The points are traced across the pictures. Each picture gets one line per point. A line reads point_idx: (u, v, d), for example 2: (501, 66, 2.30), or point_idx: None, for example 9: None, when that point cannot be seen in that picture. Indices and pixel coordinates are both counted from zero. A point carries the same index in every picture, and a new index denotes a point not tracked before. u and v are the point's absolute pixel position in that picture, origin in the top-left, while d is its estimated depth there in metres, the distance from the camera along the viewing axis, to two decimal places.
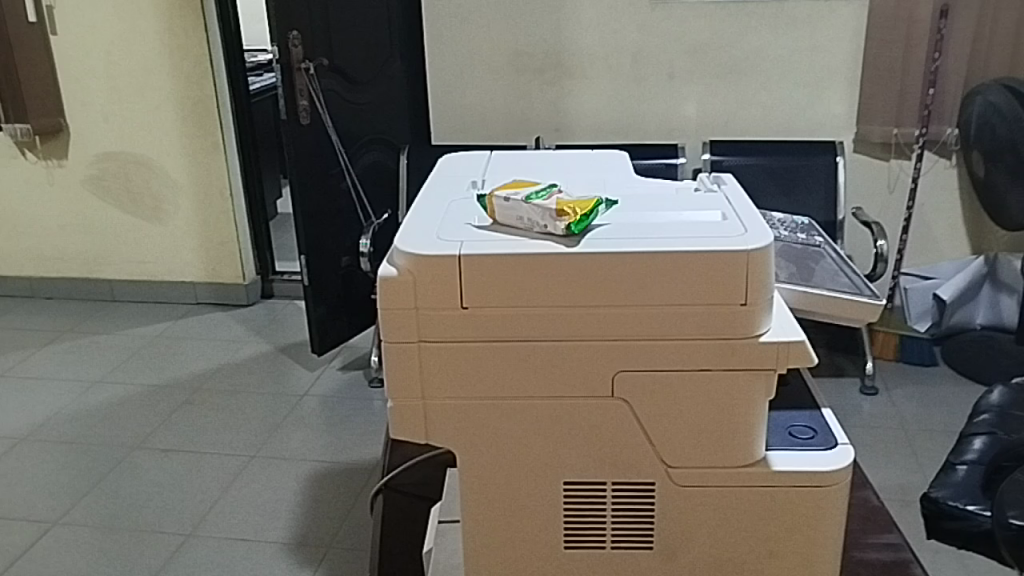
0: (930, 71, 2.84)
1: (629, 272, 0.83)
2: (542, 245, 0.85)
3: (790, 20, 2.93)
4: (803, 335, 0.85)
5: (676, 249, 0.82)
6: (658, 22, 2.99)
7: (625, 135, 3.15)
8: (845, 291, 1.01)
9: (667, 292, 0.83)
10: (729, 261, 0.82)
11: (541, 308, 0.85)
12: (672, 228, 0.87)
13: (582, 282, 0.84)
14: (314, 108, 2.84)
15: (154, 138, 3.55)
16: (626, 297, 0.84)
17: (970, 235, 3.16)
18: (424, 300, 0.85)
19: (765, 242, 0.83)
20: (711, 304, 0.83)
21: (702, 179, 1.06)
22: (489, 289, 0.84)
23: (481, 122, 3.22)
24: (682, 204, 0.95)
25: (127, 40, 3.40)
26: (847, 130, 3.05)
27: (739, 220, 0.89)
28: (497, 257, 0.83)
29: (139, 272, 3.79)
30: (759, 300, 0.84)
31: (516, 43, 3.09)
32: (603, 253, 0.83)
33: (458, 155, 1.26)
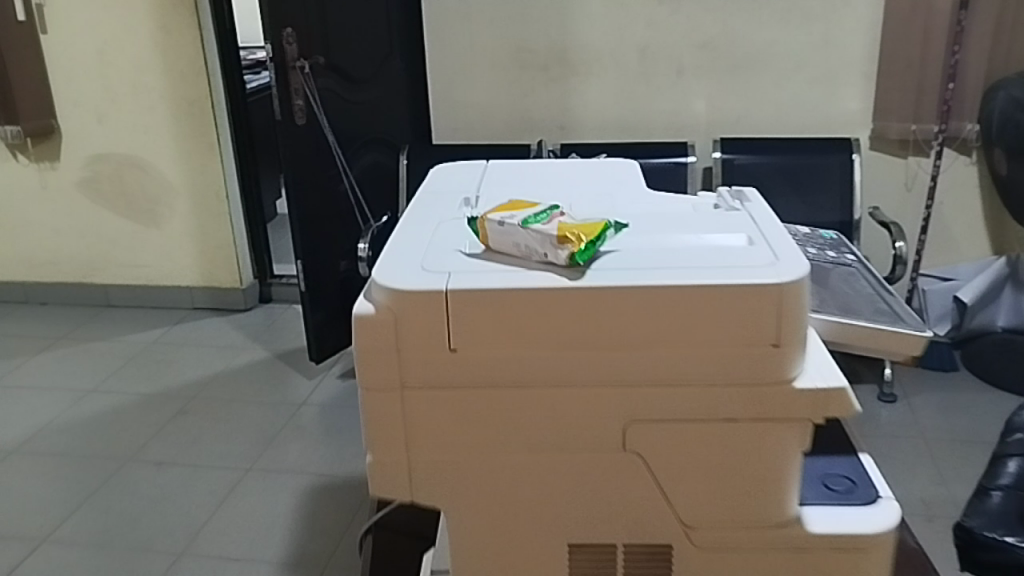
0: (950, 64, 2.71)
1: (643, 310, 0.72)
2: (541, 277, 0.73)
3: (804, 13, 2.80)
4: (843, 380, 0.74)
5: (696, 281, 0.71)
6: (666, 17, 2.87)
7: (633, 133, 3.03)
8: (882, 321, 0.90)
9: (688, 331, 0.72)
10: (758, 296, 0.71)
11: (542, 351, 0.73)
12: (690, 257, 0.76)
13: (588, 321, 0.72)
14: (309, 107, 2.74)
15: (147, 139, 3.44)
16: (640, 337, 0.72)
17: (992, 234, 3.04)
18: (406, 342, 0.74)
19: (800, 273, 0.72)
20: (735, 346, 0.72)
21: (720, 194, 0.95)
22: (480, 328, 0.73)
23: (482, 120, 3.10)
24: (701, 226, 0.84)
25: (118, 39, 3.29)
26: (862, 127, 2.93)
27: (769, 246, 0.78)
28: (490, 292, 0.72)
29: (135, 276, 3.69)
30: (794, 340, 0.72)
31: (517, 38, 2.97)
32: (613, 287, 0.71)
33: (448, 166, 1.16)
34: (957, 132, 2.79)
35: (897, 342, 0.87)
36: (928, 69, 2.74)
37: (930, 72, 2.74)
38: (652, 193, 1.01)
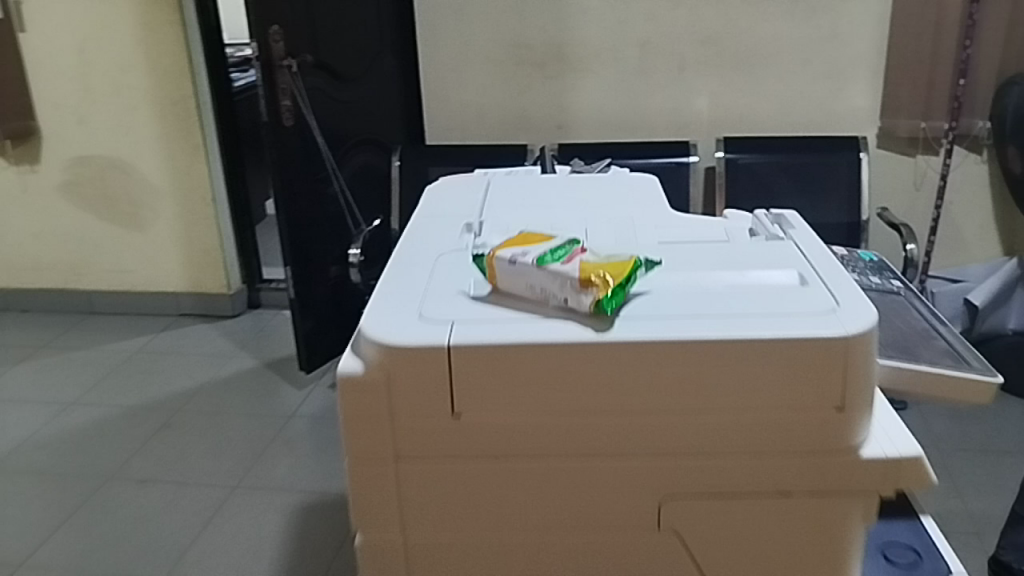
0: (962, 60, 2.59)
1: (684, 368, 0.61)
2: (564, 326, 0.63)
3: (809, 7, 2.68)
4: (919, 447, 0.63)
5: (745, 333, 0.61)
6: (668, 11, 2.74)
7: (632, 133, 2.89)
8: (946, 363, 0.79)
9: (735, 392, 0.62)
10: (821, 352, 0.61)
11: (563, 417, 0.63)
12: (735, 299, 0.65)
13: (618, 382, 0.62)
14: (296, 107, 2.61)
15: (131, 140, 3.30)
16: (677, 400, 0.62)
17: (1003, 234, 2.90)
18: (401, 406, 0.63)
19: (868, 321, 0.62)
20: (793, 410, 0.62)
21: (758, 219, 0.85)
22: (489, 390, 0.62)
23: (476, 121, 2.95)
24: (743, 260, 0.73)
25: (100, 36, 3.16)
26: (869, 126, 2.80)
27: (826, 287, 0.67)
28: (502, 346, 0.61)
29: (119, 282, 3.55)
30: (860, 402, 0.62)
31: (510, 33, 2.83)
32: (647, 341, 0.61)
33: (445, 183, 1.05)
34: (966, 130, 2.67)
35: (966, 389, 0.77)
36: (939, 64, 2.62)
37: (941, 68, 2.61)
38: (679, 215, 0.91)
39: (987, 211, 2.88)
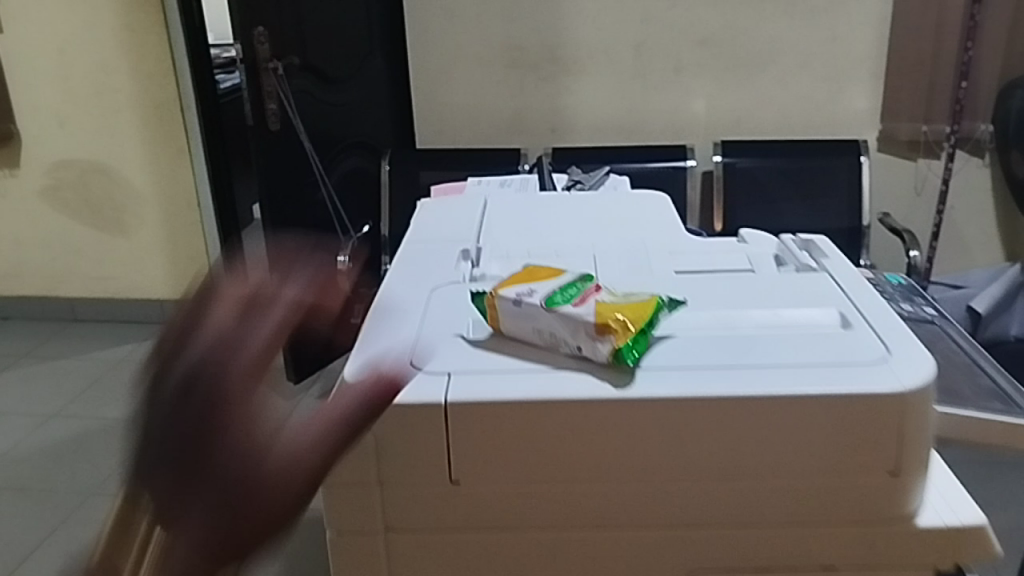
0: (964, 61, 2.42)
1: (715, 429, 0.55)
2: (580, 379, 0.56)
3: (810, 8, 2.48)
4: (982, 515, 0.57)
5: (787, 389, 0.54)
6: (663, 11, 2.52)
7: (629, 136, 2.67)
8: (996, 409, 0.76)
9: (775, 457, 0.55)
10: (874, 411, 0.54)
11: (579, 484, 0.57)
12: (772, 347, 0.59)
13: (642, 447, 0.55)
14: (283, 111, 2.53)
15: (113, 145, 3.11)
16: (710, 464, 0.56)
17: (1005, 238, 2.66)
18: (391, 471, 0.57)
19: (924, 374, 0.55)
20: (839, 476, 0.56)
21: (785, 244, 0.79)
22: (492, 454, 0.56)
23: (466, 123, 2.72)
24: (772, 297, 0.67)
25: (79, 35, 2.97)
26: (870, 129, 2.59)
27: (874, 331, 0.60)
28: (509, 406, 0.55)
29: (103, 288, 3.34)
30: (917, 465, 0.56)
31: (501, 32, 2.61)
32: (676, 398, 0.54)
33: (436, 203, 0.98)
34: (968, 133, 2.51)
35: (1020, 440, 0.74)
36: (939, 64, 2.45)
37: (941, 67, 2.45)
38: (697, 238, 0.84)
39: (990, 216, 2.63)
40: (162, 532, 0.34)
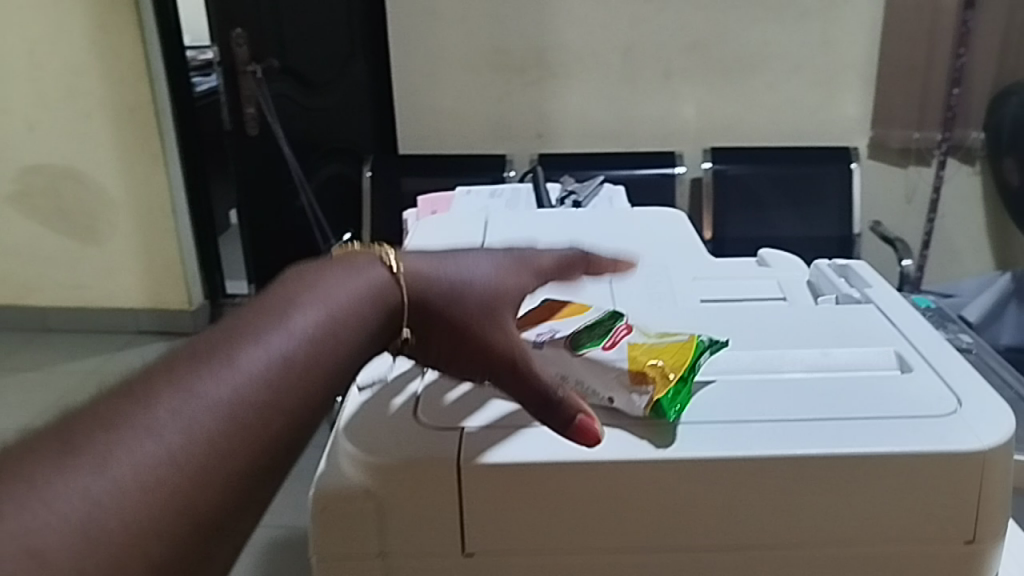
0: (954, 69, 2.27)
1: (770, 493, 0.54)
2: (623, 435, 0.56)
3: (802, 12, 2.30)
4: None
5: (852, 449, 0.54)
6: (653, 15, 2.32)
7: (616, 142, 2.45)
8: None
9: (836, 521, 0.55)
10: (952, 476, 0.54)
11: (627, 553, 0.56)
12: (827, 391, 0.59)
13: (690, 513, 0.55)
14: (263, 117, 2.59)
15: (82, 149, 2.86)
16: (754, 530, 0.55)
17: (995, 248, 2.49)
18: (394, 540, 0.56)
19: (1004, 429, 0.55)
20: (911, 545, 0.56)
21: (822, 271, 0.81)
22: (507, 522, 0.55)
23: (454, 128, 2.46)
24: (822, 330, 0.68)
25: (49, 35, 2.74)
26: (860, 135, 2.42)
27: (939, 377, 0.61)
28: (553, 466, 0.54)
29: (74, 298, 3.06)
30: (994, 533, 0.56)
31: (486, 35, 2.37)
32: (736, 459, 0.54)
33: (433, 224, 0.97)
34: (960, 141, 2.34)
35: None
36: (932, 72, 2.29)
37: (934, 75, 2.29)
38: (724, 261, 0.84)
39: (979, 225, 2.47)
40: (401, 271, 0.55)
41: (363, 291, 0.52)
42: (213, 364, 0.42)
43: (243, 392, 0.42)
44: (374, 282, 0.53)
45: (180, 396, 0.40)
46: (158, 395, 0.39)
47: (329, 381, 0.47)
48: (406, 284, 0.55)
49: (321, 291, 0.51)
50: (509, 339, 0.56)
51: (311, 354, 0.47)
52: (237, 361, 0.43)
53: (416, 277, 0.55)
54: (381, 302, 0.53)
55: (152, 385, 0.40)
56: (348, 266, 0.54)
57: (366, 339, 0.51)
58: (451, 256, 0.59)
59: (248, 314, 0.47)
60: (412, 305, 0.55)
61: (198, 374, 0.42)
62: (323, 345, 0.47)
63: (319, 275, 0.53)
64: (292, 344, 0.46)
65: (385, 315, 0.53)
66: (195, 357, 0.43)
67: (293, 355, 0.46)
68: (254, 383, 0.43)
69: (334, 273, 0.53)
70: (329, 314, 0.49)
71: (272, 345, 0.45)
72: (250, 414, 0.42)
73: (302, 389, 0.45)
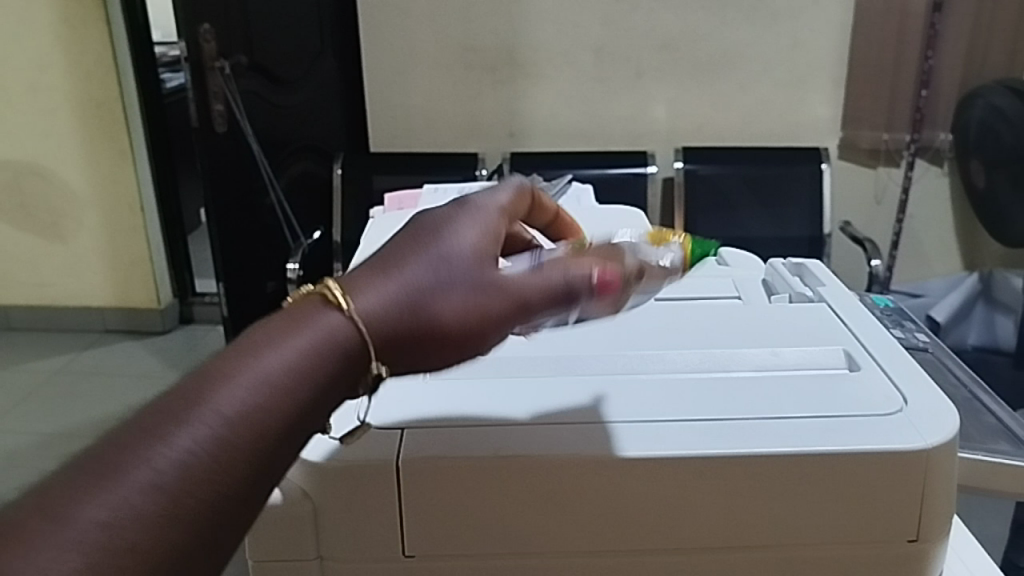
0: (923, 71, 2.29)
1: (717, 493, 0.55)
2: (571, 430, 0.56)
3: (773, 14, 2.30)
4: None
5: (789, 446, 0.54)
6: (626, 15, 2.32)
7: (588, 141, 2.45)
8: (1004, 451, 0.80)
9: (784, 527, 0.55)
10: (894, 475, 0.54)
11: (564, 554, 0.57)
12: (769, 387, 0.59)
13: (629, 513, 0.55)
14: (229, 112, 2.40)
15: (45, 146, 2.80)
16: (701, 538, 0.56)
17: (962, 246, 2.51)
18: (330, 543, 0.57)
19: (947, 428, 0.55)
20: (853, 544, 0.56)
21: (776, 269, 0.82)
22: (449, 524, 0.56)
23: (425, 127, 2.46)
24: (777, 328, 0.67)
25: (13, 29, 2.67)
26: (831, 136, 2.42)
27: (885, 374, 0.61)
28: (499, 463, 0.54)
29: (39, 297, 3.00)
30: (937, 531, 0.56)
31: (457, 34, 2.35)
32: (681, 458, 0.54)
33: (393, 222, 0.95)
34: (928, 142, 2.36)
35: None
36: (901, 74, 2.31)
37: (903, 76, 2.31)
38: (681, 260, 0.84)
39: (947, 225, 2.49)
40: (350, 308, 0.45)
41: (304, 354, 0.43)
42: (110, 474, 0.35)
43: (145, 504, 0.35)
44: (321, 332, 0.44)
45: (68, 526, 0.33)
46: (32, 524, 0.33)
47: (264, 467, 0.40)
48: (371, 320, 0.46)
49: (245, 373, 0.41)
50: (502, 304, 0.49)
51: (229, 450, 0.39)
52: (139, 464, 0.36)
53: (379, 306, 0.46)
54: (340, 356, 0.45)
55: (28, 512, 0.33)
56: (284, 326, 0.44)
57: (304, 416, 0.43)
58: (397, 256, 0.49)
59: (163, 405, 0.39)
60: (388, 342, 0.46)
61: (92, 492, 0.35)
62: (251, 433, 0.40)
63: (246, 347, 0.43)
64: (207, 438, 0.38)
65: (347, 371, 0.45)
66: (83, 473, 0.35)
67: (206, 450, 0.38)
68: (160, 494, 0.36)
69: (256, 349, 0.43)
70: (253, 394, 0.41)
71: (187, 441, 0.38)
72: (153, 524, 0.35)
73: (217, 486, 0.38)
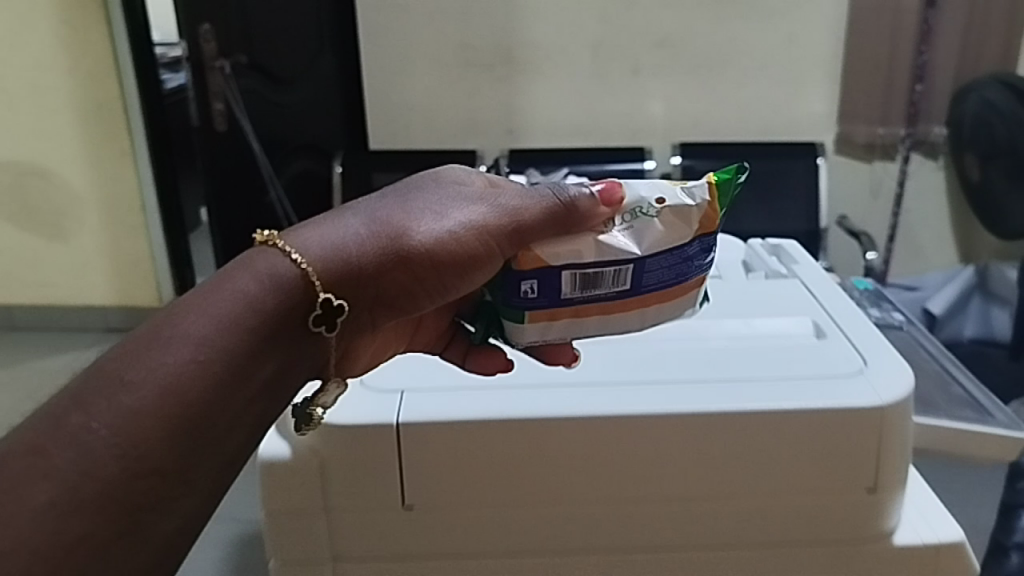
0: (918, 66, 2.32)
1: (693, 444, 0.59)
2: (559, 392, 0.60)
3: (768, 10, 2.32)
4: (960, 532, 0.62)
5: (757, 405, 0.58)
6: (623, 11, 2.34)
7: (586, 137, 2.47)
8: (968, 417, 0.79)
9: (757, 479, 0.60)
10: (855, 433, 0.58)
11: (552, 508, 0.60)
12: (743, 354, 0.64)
13: (609, 466, 0.59)
14: (230, 112, 2.42)
15: (47, 147, 2.82)
16: (685, 490, 0.60)
17: (959, 239, 2.53)
18: (337, 500, 0.60)
19: (901, 388, 0.60)
20: (819, 496, 0.60)
21: (755, 249, 0.86)
22: (446, 479, 0.60)
23: (424, 125, 2.47)
24: (749, 302, 0.72)
25: (14, 30, 2.69)
26: (827, 131, 2.44)
27: (847, 340, 0.65)
28: (495, 421, 0.58)
29: (41, 296, 3.02)
30: (893, 484, 0.60)
31: (454, 32, 2.38)
32: (659, 414, 0.58)
33: None
34: (923, 136, 2.39)
35: (992, 448, 0.76)
36: (897, 68, 2.33)
37: (899, 70, 2.33)
38: None
39: (945, 218, 2.51)
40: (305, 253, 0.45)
41: (246, 304, 0.42)
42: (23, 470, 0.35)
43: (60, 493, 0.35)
44: (270, 281, 0.43)
45: None
46: None
47: (210, 422, 0.39)
48: (332, 262, 0.46)
49: (153, 342, 0.39)
50: (466, 227, 0.51)
51: (161, 414, 0.38)
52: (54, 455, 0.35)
53: (337, 250, 0.46)
54: (285, 296, 0.44)
55: None
56: (228, 281, 0.43)
57: (250, 362, 0.41)
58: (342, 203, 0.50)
59: (89, 385, 0.38)
60: (363, 268, 0.47)
61: None
62: (161, 403, 0.38)
63: (183, 308, 0.41)
64: (133, 409, 0.37)
65: (293, 313, 0.44)
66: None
67: (134, 420, 0.37)
68: (78, 477, 0.35)
69: (168, 316, 0.41)
70: (189, 352, 0.40)
71: (82, 422, 0.36)
72: (56, 516, 0.35)
73: (150, 452, 0.37)
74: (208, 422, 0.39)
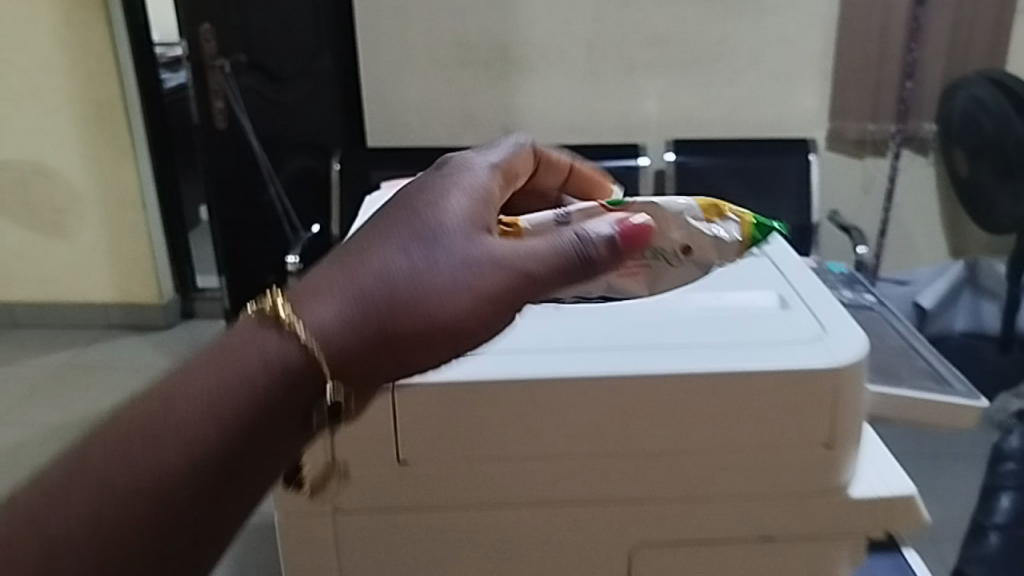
0: (907, 63, 2.36)
1: (666, 403, 0.64)
2: (541, 355, 0.65)
3: (759, 8, 2.36)
4: (911, 486, 0.67)
5: (724, 366, 0.63)
6: (617, 10, 2.38)
7: (581, 134, 2.51)
8: (930, 387, 0.83)
9: (724, 435, 0.65)
10: (814, 394, 0.63)
11: (536, 464, 0.65)
12: (712, 322, 0.69)
13: (587, 424, 0.64)
14: (230, 111, 2.53)
15: (49, 146, 2.86)
16: (658, 447, 0.65)
17: (949, 235, 2.57)
18: (337, 457, 0.65)
19: (857, 353, 0.64)
20: (781, 450, 0.65)
21: None
22: (437, 437, 0.64)
23: (422, 123, 2.51)
24: (721, 277, 0.77)
25: (18, 31, 2.73)
26: (818, 127, 2.48)
27: (809, 309, 0.70)
28: (482, 382, 0.63)
29: (43, 294, 3.06)
30: (850, 440, 0.65)
31: (451, 32, 2.42)
32: (633, 373, 0.63)
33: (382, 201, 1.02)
34: (913, 133, 2.44)
35: (949, 416, 0.81)
36: (886, 65, 2.37)
37: (889, 67, 2.37)
38: None
39: (936, 214, 2.54)
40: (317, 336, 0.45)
41: (245, 381, 0.43)
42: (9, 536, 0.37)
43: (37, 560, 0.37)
44: (274, 359, 0.44)
45: None
46: None
47: (199, 499, 0.40)
48: (343, 343, 0.46)
49: (141, 429, 0.40)
50: (476, 295, 0.51)
51: (146, 492, 0.39)
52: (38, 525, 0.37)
53: (351, 331, 0.46)
54: (287, 375, 0.44)
55: None
56: (234, 355, 0.43)
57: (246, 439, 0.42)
58: (359, 251, 0.49)
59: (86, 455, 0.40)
60: (376, 348, 0.47)
61: None
62: (140, 492, 0.39)
63: (186, 382, 0.42)
64: (117, 486, 0.39)
65: (296, 392, 0.44)
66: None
67: (117, 498, 0.38)
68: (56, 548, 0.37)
69: (170, 388, 0.42)
70: (183, 432, 0.41)
71: (67, 495, 0.38)
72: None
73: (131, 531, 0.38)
74: (196, 500, 0.40)
